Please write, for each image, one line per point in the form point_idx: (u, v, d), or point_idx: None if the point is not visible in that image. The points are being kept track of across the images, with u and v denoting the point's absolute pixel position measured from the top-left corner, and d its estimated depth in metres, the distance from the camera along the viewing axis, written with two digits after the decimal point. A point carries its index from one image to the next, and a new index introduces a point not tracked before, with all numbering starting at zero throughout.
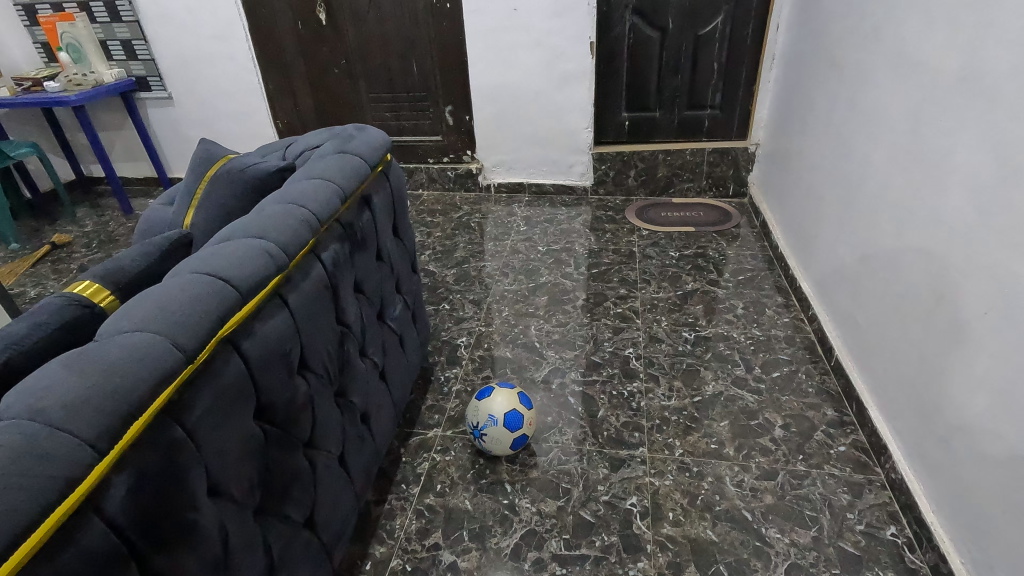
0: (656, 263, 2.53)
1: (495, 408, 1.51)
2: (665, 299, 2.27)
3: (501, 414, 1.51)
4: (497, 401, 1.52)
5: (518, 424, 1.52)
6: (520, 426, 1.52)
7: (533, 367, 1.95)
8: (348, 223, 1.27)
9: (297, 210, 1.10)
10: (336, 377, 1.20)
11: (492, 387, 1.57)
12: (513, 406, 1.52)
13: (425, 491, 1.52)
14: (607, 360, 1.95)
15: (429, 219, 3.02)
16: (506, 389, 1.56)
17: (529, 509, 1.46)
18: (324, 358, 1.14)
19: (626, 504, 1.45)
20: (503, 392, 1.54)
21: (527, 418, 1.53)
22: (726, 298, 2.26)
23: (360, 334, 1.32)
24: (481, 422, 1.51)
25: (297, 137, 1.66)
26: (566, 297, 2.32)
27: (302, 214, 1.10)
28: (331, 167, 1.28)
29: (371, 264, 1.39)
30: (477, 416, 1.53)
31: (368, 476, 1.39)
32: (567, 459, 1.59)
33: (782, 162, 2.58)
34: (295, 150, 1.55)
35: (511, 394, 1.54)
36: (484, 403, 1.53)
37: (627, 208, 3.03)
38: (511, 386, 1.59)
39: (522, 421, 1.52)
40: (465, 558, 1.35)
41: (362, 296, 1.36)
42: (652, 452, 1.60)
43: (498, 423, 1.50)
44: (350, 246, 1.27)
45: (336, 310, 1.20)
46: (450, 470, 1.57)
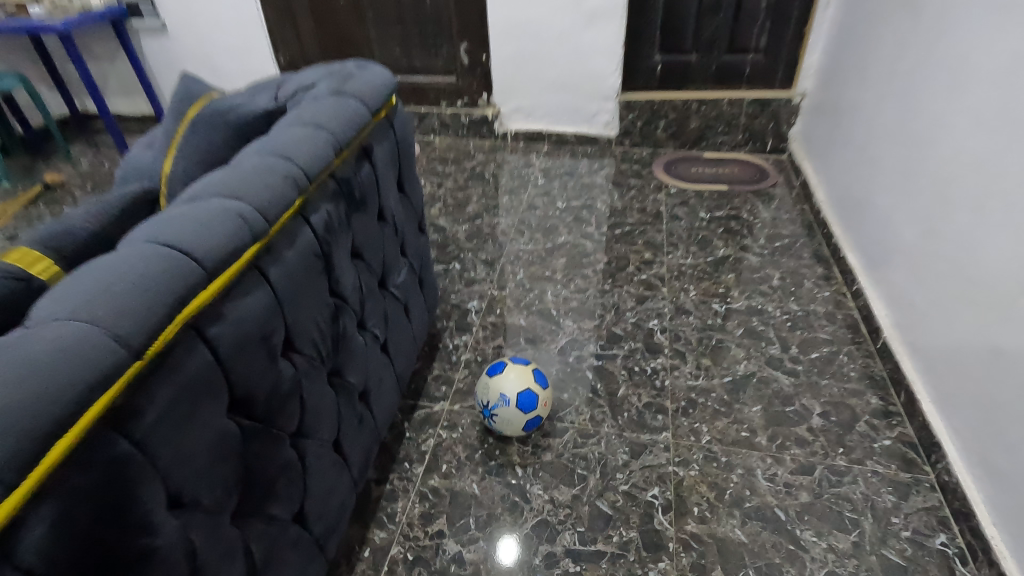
0: (685, 225, 2.33)
1: (507, 389, 1.38)
2: (694, 266, 2.09)
3: (512, 396, 1.37)
4: (508, 380, 1.39)
5: (532, 407, 1.38)
6: (534, 409, 1.38)
7: (548, 337, 1.80)
8: (345, 178, 1.09)
9: (283, 163, 0.93)
10: (330, 356, 1.05)
11: (503, 363, 1.43)
12: (527, 386, 1.39)
13: (429, 471, 1.41)
14: (629, 333, 1.80)
15: (440, 169, 2.81)
16: (518, 367, 1.42)
17: (541, 498, 1.35)
18: (316, 334, 0.99)
19: (647, 496, 1.34)
20: (516, 369, 1.41)
21: (542, 400, 1.40)
22: (761, 267, 2.07)
23: (358, 304, 1.17)
24: (491, 402, 1.38)
25: (290, 74, 1.46)
26: (585, 261, 2.14)
27: (288, 169, 0.92)
28: (326, 112, 1.10)
29: (371, 222, 1.22)
30: (486, 397, 1.40)
31: (368, 457, 1.28)
32: (583, 442, 1.47)
33: (831, 116, 2.33)
34: (287, 90, 1.35)
35: (523, 373, 1.40)
36: (494, 383, 1.40)
37: (654, 162, 2.79)
38: (525, 362, 1.45)
39: (536, 403, 1.39)
40: (471, 549, 1.26)
41: (362, 261, 1.20)
42: (676, 439, 1.47)
43: (510, 405, 1.37)
44: (347, 204, 1.10)
45: (330, 281, 1.04)
46: (456, 449, 1.46)
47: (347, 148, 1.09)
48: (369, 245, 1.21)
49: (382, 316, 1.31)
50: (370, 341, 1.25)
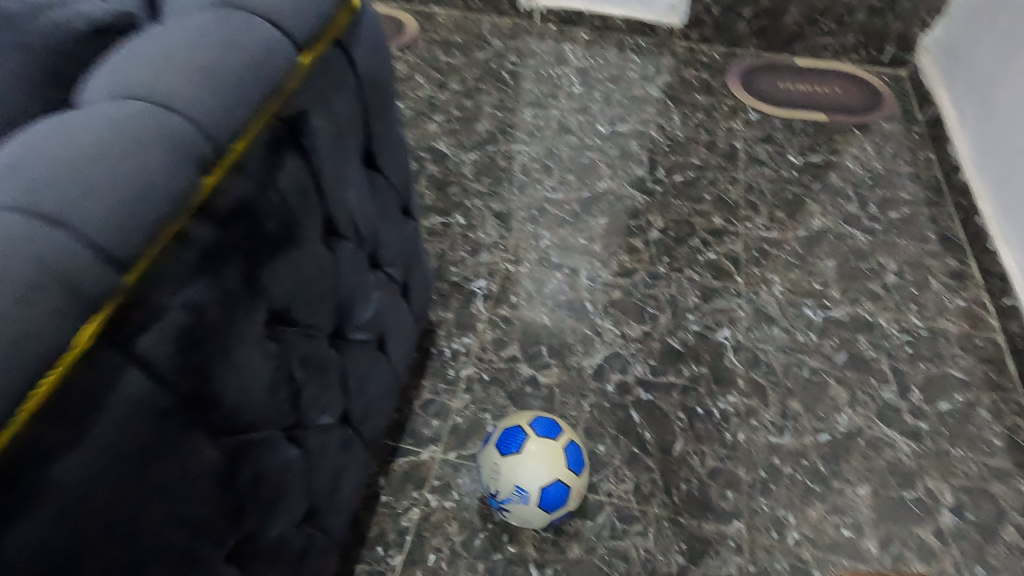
0: (770, 174, 1.72)
1: (527, 482, 0.95)
2: (781, 244, 1.54)
3: (534, 493, 0.95)
4: (530, 468, 0.95)
5: (560, 503, 0.97)
6: (562, 508, 0.97)
7: (580, 348, 1.33)
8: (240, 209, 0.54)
9: (43, 236, 0.39)
10: (231, 533, 0.59)
11: (524, 436, 0.98)
12: (556, 476, 0.96)
13: (411, 565, 1.03)
14: (690, 350, 1.32)
15: (443, 59, 2.10)
16: (544, 442, 0.97)
17: None
18: (188, 537, 0.53)
19: None
20: (541, 449, 0.97)
21: (576, 493, 0.98)
22: (870, 252, 1.53)
23: (287, 409, 0.67)
24: (502, 493, 0.96)
25: None
26: (634, 224, 1.58)
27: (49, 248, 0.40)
28: (185, 58, 0.51)
29: (310, 256, 0.68)
30: (495, 484, 0.97)
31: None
32: (624, 531, 1.07)
33: (1000, 25, 1.63)
34: None
35: (552, 458, 0.96)
36: (508, 467, 0.96)
37: (729, 69, 2.08)
38: (557, 431, 0.99)
39: (567, 499, 0.97)
40: None
41: (291, 330, 0.67)
42: (751, 535, 1.07)
43: (529, 503, 0.95)
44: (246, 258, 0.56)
45: (219, 421, 0.54)
46: (450, 530, 1.07)
47: (238, 144, 0.52)
48: (304, 299, 0.68)
49: (336, 389, 0.81)
50: (317, 438, 0.77)
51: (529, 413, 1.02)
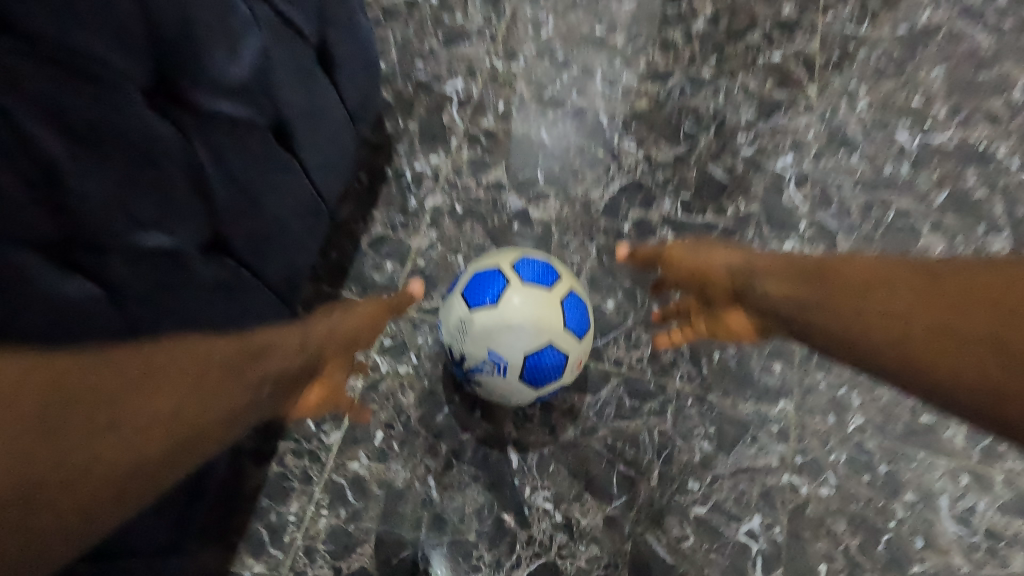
0: None
1: (505, 348, 0.66)
2: (875, 43, 1.11)
3: (515, 363, 0.66)
4: (509, 329, 0.65)
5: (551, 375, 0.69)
6: (554, 382, 0.69)
7: (589, 175, 0.98)
8: None
9: None
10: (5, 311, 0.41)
11: (502, 284, 0.67)
12: (547, 342, 0.66)
13: (351, 443, 0.78)
14: (736, 182, 0.98)
15: None
16: (533, 292, 0.66)
17: (548, 519, 0.76)
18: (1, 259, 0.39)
19: (737, 533, 0.76)
20: (527, 304, 0.66)
21: (574, 363, 0.70)
22: (994, 57, 1.11)
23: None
24: (469, 361, 0.68)
25: None
26: (672, 10, 1.13)
27: None
28: None
29: None
30: (460, 349, 0.68)
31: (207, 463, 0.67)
32: (634, 409, 0.81)
33: None
34: None
35: (542, 316, 0.66)
36: (478, 327, 0.66)
37: None
38: (552, 278, 0.68)
39: (560, 371, 0.69)
40: None
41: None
42: (799, 419, 0.81)
43: (508, 375, 0.67)
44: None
45: None
46: (403, 402, 0.81)
47: None
48: None
49: (175, 197, 0.49)
50: (130, 267, 0.48)
51: (512, 251, 0.71)
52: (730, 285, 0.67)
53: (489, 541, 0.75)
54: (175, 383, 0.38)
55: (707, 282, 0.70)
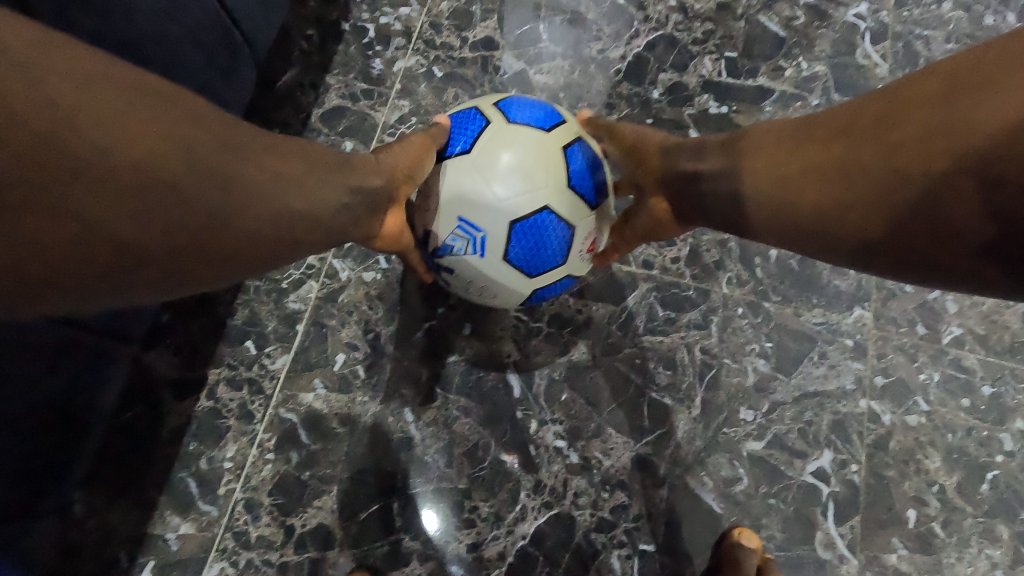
0: None
1: (483, 212, 0.47)
2: None
3: (497, 233, 0.47)
4: (491, 181, 0.47)
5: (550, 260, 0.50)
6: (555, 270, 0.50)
7: (607, 29, 0.76)
8: None
9: None
10: None
11: (482, 125, 0.49)
12: (544, 206, 0.48)
13: (301, 370, 0.60)
14: (795, 36, 0.76)
15: None
16: (523, 133, 0.49)
17: (560, 461, 0.59)
18: None
19: (802, 474, 0.59)
20: (516, 149, 0.48)
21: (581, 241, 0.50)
22: None
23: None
24: (437, 238, 0.50)
25: None
26: None
27: None
28: None
29: None
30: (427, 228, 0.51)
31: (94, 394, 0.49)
32: (669, 322, 0.63)
33: None
34: None
35: (535, 164, 0.48)
36: (450, 182, 0.49)
37: None
38: (554, 121, 0.51)
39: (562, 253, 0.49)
40: (403, 565, 0.57)
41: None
42: (881, 331, 0.63)
43: (489, 253, 0.48)
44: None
45: None
46: (369, 317, 0.62)
47: None
48: None
49: None
50: None
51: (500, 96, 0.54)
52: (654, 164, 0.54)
53: (482, 492, 0.59)
54: (315, 182, 0.39)
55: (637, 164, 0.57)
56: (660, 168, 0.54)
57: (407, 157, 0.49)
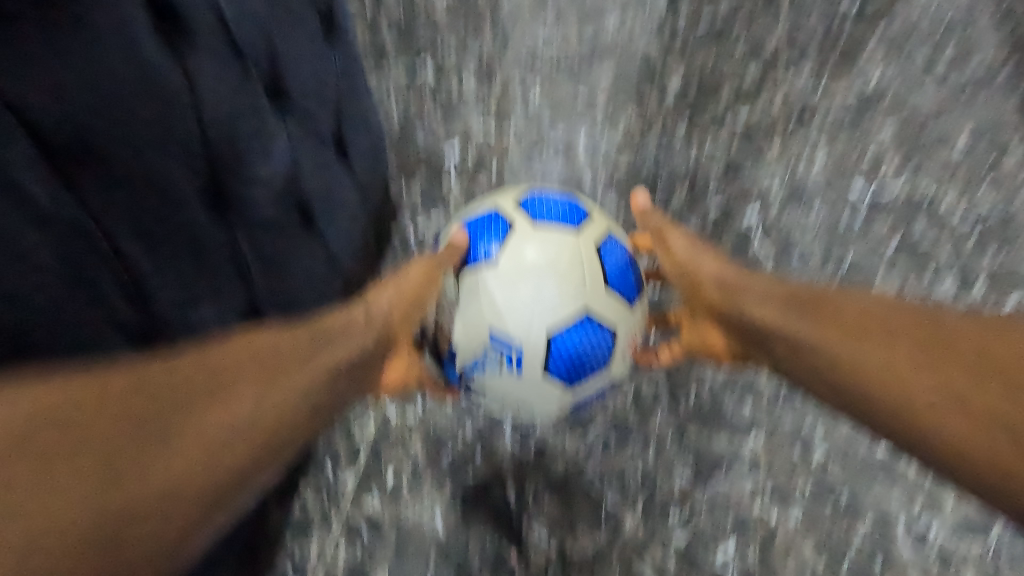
0: (822, 17, 1.35)
1: (527, 328, 0.72)
2: (826, 108, 1.25)
3: (539, 346, 0.72)
4: (535, 296, 0.72)
5: (584, 360, 0.73)
6: (592, 373, 0.74)
7: None
8: None
9: None
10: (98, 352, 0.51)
11: (515, 238, 0.75)
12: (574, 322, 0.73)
13: (364, 484, 0.87)
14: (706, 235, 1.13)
15: None
16: (562, 243, 0.75)
17: (544, 548, 0.85)
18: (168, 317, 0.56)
19: (714, 558, 0.84)
20: (543, 250, 0.74)
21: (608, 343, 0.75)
22: (937, 114, 1.24)
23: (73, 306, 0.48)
24: (490, 351, 0.73)
25: None
26: (646, 81, 1.28)
27: None
28: None
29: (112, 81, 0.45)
30: (463, 339, 0.75)
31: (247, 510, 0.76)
32: (620, 447, 0.90)
33: None
34: None
35: (568, 275, 0.73)
36: (497, 299, 0.73)
37: None
38: (575, 224, 0.77)
39: (593, 355, 0.74)
40: None
41: (37, 184, 0.43)
42: (768, 452, 0.90)
43: (533, 363, 0.73)
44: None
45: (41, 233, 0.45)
46: (411, 445, 0.89)
47: None
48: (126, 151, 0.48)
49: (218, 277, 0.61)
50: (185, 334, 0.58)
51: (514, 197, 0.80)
52: (712, 293, 0.76)
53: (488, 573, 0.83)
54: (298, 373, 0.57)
55: (696, 289, 0.78)
56: (721, 302, 0.74)
57: (418, 284, 0.75)
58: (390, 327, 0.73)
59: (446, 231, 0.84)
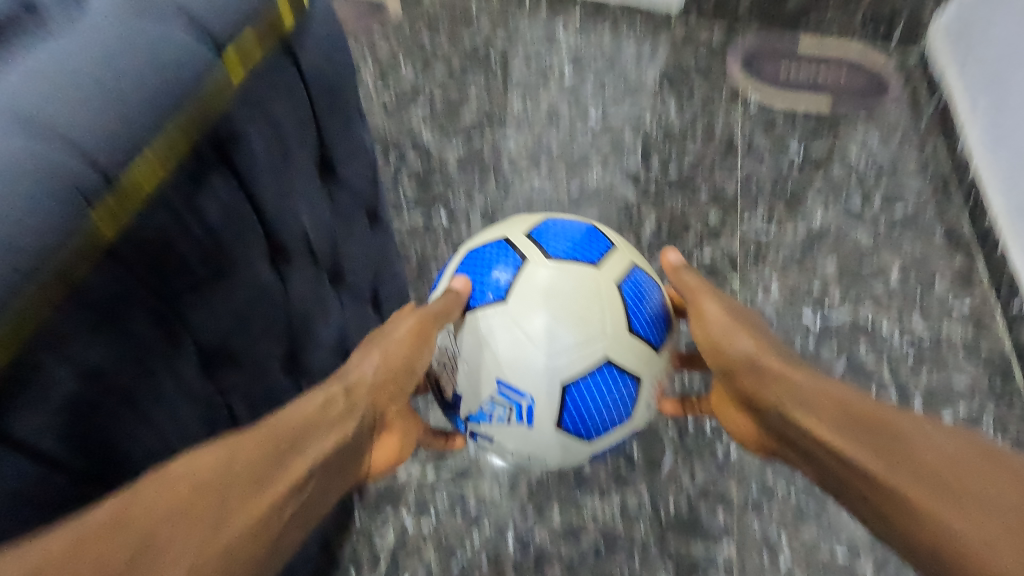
0: (770, 168, 1.62)
1: (543, 371, 0.80)
2: (778, 245, 1.48)
3: (555, 389, 0.81)
4: (552, 343, 0.80)
5: (593, 399, 0.82)
6: (604, 414, 0.83)
7: None
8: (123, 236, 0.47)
9: None
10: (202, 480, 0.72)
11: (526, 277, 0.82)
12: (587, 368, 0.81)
13: None
14: None
15: (427, 38, 1.93)
16: (583, 283, 0.82)
17: None
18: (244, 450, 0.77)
19: None
20: (556, 292, 0.82)
21: (628, 390, 0.84)
22: (873, 250, 1.47)
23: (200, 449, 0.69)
24: (506, 392, 0.81)
25: None
26: (625, 223, 1.52)
27: None
28: (84, 75, 0.45)
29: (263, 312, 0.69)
30: (478, 379, 0.82)
31: None
32: (608, 555, 1.02)
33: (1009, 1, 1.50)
34: None
35: (583, 319, 0.81)
36: (514, 339, 0.81)
37: (731, 74, 1.83)
38: (590, 260, 0.84)
39: (609, 401, 0.82)
40: None
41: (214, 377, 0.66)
42: (739, 559, 1.02)
43: (547, 403, 0.81)
44: (144, 310, 0.51)
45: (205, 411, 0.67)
46: (426, 554, 1.03)
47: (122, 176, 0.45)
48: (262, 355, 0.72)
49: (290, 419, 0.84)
50: None
51: (526, 233, 0.87)
52: (752, 381, 0.78)
53: None
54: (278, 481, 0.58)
55: (735, 370, 0.81)
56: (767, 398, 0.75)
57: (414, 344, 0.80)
58: (372, 406, 0.75)
59: (453, 261, 0.91)
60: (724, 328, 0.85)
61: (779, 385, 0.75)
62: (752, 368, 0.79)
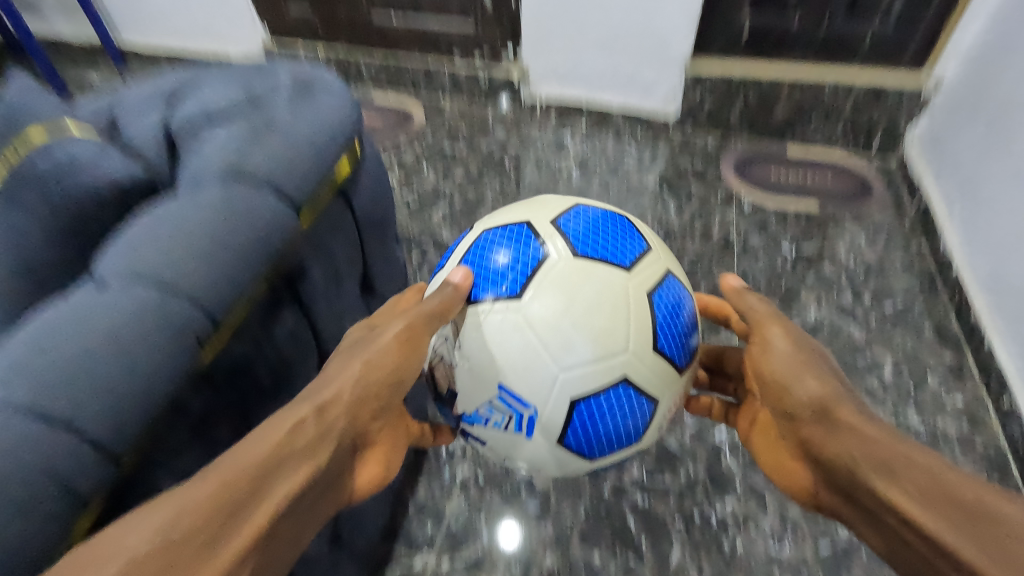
0: (765, 265, 1.74)
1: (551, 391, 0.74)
2: None
3: (562, 407, 0.74)
4: (568, 359, 0.73)
5: (604, 423, 0.76)
6: (612, 436, 0.77)
7: None
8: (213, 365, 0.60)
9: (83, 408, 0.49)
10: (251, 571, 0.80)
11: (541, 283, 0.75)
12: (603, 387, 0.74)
13: None
14: None
15: (448, 146, 2.13)
16: (611, 287, 0.76)
17: None
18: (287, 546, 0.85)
19: None
20: (579, 300, 0.75)
21: (642, 410, 0.77)
22: (866, 346, 1.55)
23: None
24: (509, 404, 0.75)
25: (200, 69, 0.86)
26: None
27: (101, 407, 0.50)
28: (200, 243, 0.59)
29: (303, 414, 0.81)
30: (478, 384, 0.76)
31: None
32: None
33: (975, 120, 1.65)
34: (185, 113, 0.76)
35: (602, 337, 0.74)
36: (527, 346, 0.74)
37: (726, 177, 2.00)
38: (622, 266, 0.78)
39: (619, 418, 0.76)
40: None
41: None
42: None
43: (550, 422, 0.75)
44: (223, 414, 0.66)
45: None
46: None
47: (225, 323, 0.59)
48: None
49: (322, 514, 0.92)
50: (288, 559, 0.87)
51: (553, 221, 0.81)
52: (811, 415, 0.74)
53: None
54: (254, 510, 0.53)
55: (791, 401, 0.77)
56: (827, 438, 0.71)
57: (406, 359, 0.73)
58: (348, 422, 0.68)
59: (463, 246, 0.85)
60: (785, 358, 0.80)
61: (850, 439, 0.68)
62: (823, 419, 0.73)
